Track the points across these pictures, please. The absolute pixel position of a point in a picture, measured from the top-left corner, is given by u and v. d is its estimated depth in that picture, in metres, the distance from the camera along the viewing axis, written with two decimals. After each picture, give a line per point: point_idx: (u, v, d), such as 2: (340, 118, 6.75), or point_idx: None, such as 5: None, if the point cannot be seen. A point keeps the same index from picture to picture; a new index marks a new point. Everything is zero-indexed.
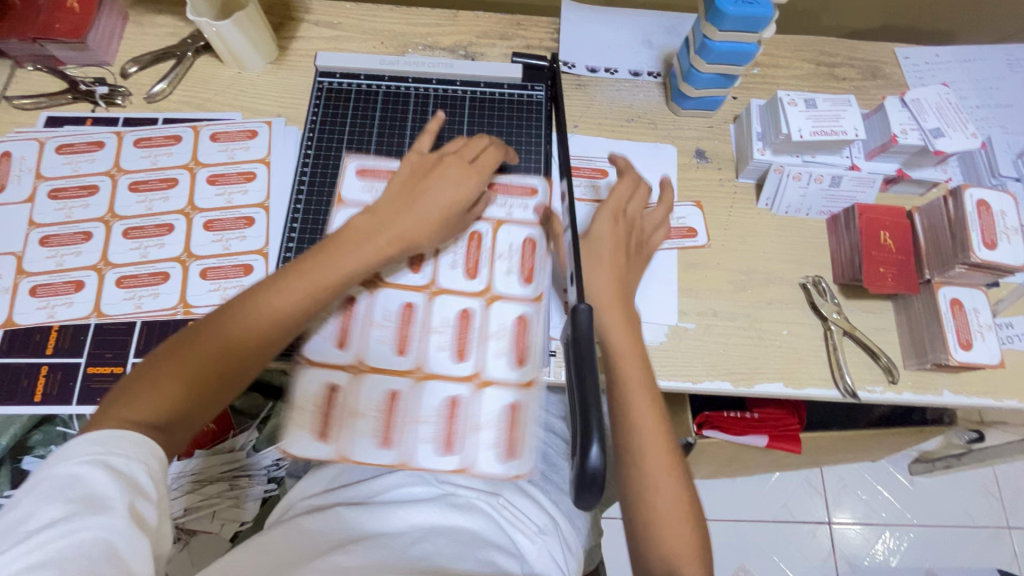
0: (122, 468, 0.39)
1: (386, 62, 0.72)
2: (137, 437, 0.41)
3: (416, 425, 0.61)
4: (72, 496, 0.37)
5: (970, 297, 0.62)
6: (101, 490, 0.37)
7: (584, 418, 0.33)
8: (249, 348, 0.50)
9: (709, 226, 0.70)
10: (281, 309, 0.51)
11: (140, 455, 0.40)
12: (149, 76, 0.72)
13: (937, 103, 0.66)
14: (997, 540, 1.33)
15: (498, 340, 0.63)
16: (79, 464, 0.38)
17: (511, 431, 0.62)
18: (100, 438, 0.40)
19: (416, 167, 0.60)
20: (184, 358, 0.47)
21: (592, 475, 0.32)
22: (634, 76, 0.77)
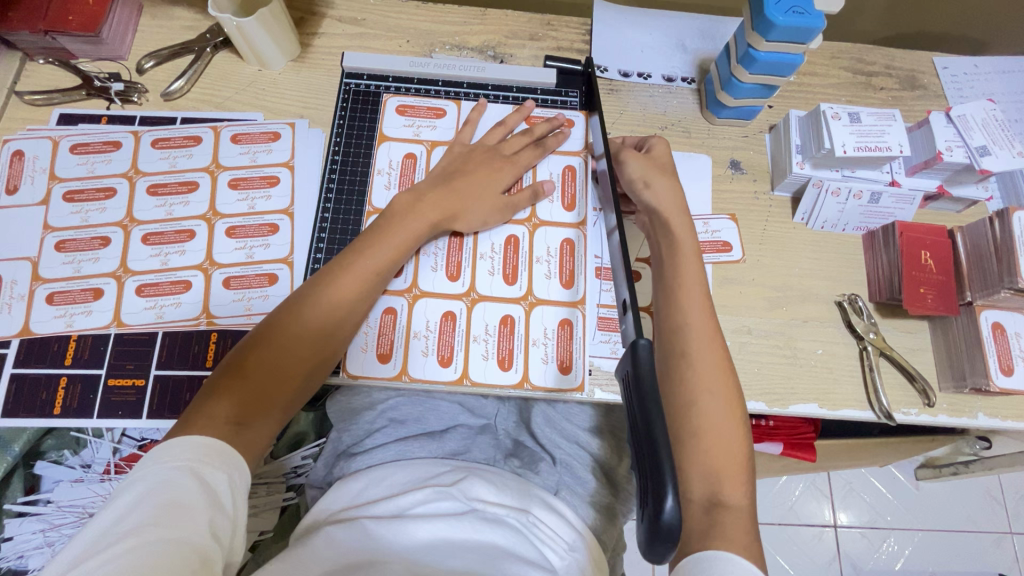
0: (210, 476, 0.44)
1: (415, 63, 0.70)
2: (213, 446, 0.45)
3: (413, 338, 0.62)
4: (164, 500, 0.41)
5: (1012, 321, 0.61)
6: (188, 497, 0.41)
7: (655, 464, 0.32)
8: (293, 363, 0.53)
9: (744, 240, 0.68)
10: (337, 304, 0.55)
11: (222, 465, 0.45)
12: (166, 72, 0.69)
13: (983, 119, 0.65)
14: (999, 546, 1.34)
15: (494, 265, 0.64)
16: (174, 467, 0.43)
17: (506, 343, 0.62)
18: (183, 447, 0.45)
19: (458, 155, 0.66)
20: (253, 357, 0.52)
21: (665, 527, 0.31)
22: (668, 82, 0.74)
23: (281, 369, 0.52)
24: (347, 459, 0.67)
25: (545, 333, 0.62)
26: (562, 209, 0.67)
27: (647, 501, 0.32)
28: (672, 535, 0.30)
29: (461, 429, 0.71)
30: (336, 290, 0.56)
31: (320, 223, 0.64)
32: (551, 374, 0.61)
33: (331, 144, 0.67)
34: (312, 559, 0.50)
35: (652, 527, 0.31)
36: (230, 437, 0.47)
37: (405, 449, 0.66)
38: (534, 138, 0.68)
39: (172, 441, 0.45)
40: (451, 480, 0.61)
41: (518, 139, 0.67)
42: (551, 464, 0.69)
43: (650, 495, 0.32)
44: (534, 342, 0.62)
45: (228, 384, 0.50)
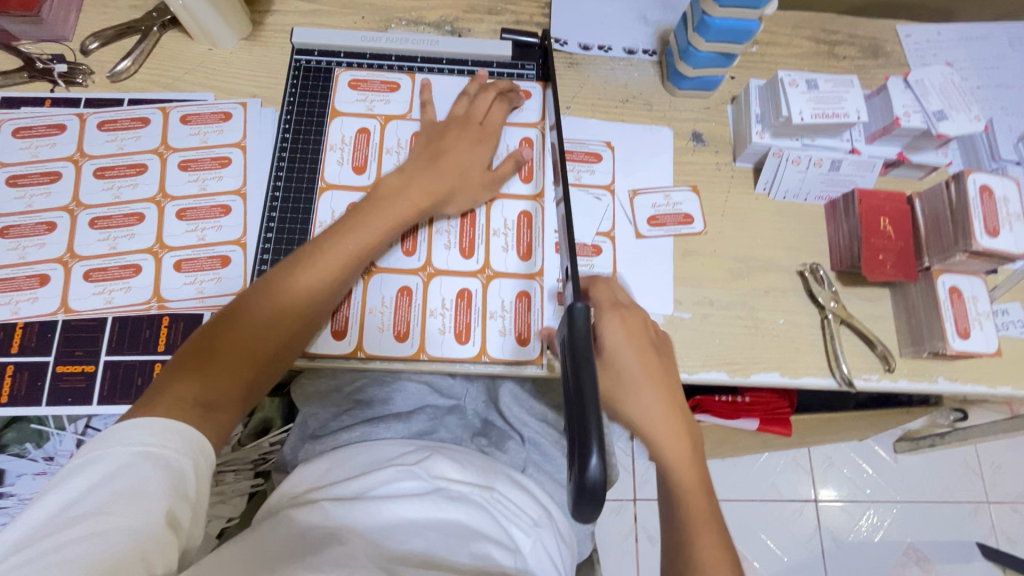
0: (171, 461, 0.42)
1: (367, 38, 0.69)
2: (178, 429, 0.43)
3: (368, 317, 0.61)
4: (121, 486, 0.39)
5: (969, 285, 0.61)
6: (145, 485, 0.40)
7: (584, 426, 0.32)
8: (267, 345, 0.52)
9: (706, 212, 0.68)
10: (310, 286, 0.54)
11: (187, 452, 0.43)
12: (112, 53, 0.67)
13: (940, 83, 0.64)
14: (976, 515, 1.36)
15: (451, 239, 0.63)
16: (130, 451, 0.41)
17: (464, 320, 0.61)
18: (143, 427, 0.42)
19: (432, 132, 0.64)
20: (219, 339, 0.50)
21: (589, 487, 0.31)
22: (629, 54, 0.73)
23: (253, 352, 0.51)
24: (313, 443, 0.66)
25: (503, 305, 0.62)
26: (518, 182, 0.66)
27: (575, 459, 0.32)
28: (594, 493, 0.30)
29: (429, 410, 0.69)
30: (314, 272, 0.54)
31: (272, 202, 0.63)
32: (508, 346, 0.61)
33: (282, 121, 0.66)
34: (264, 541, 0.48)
35: (577, 486, 0.31)
36: (202, 420, 0.46)
37: (370, 431, 0.65)
38: (498, 104, 0.67)
39: (135, 422, 0.43)
40: (416, 459, 0.59)
41: (484, 100, 0.66)
42: (518, 443, 0.68)
43: (576, 453, 0.32)
44: (491, 314, 0.61)
45: (199, 365, 0.48)
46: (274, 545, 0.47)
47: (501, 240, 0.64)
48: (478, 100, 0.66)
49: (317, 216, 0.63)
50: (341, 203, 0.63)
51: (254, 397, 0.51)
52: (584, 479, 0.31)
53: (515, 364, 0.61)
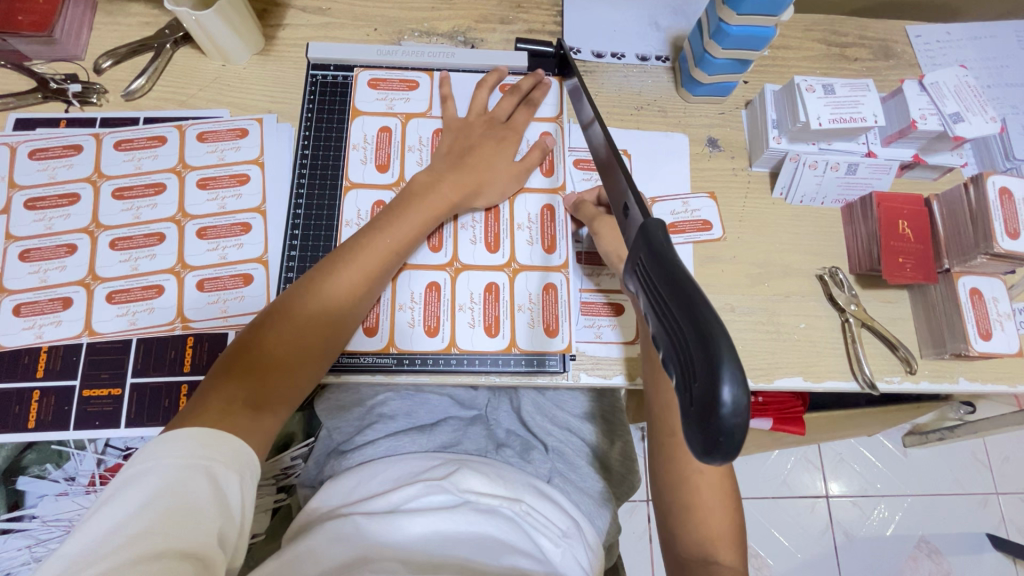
0: (219, 477, 0.42)
1: (382, 52, 0.68)
2: (226, 440, 0.44)
3: (397, 319, 0.60)
4: (174, 501, 0.40)
5: (989, 286, 0.62)
6: (199, 501, 0.41)
7: (702, 357, 0.25)
8: (307, 346, 0.52)
9: (724, 218, 0.68)
10: (349, 289, 0.54)
11: (236, 467, 0.44)
12: (125, 71, 0.67)
13: (955, 86, 0.65)
14: (985, 507, 1.37)
15: (476, 234, 0.64)
16: (182, 465, 0.42)
17: (492, 312, 0.61)
18: (189, 437, 0.43)
19: (456, 132, 0.65)
20: (265, 341, 0.51)
21: (725, 421, 0.24)
22: (643, 61, 0.73)
23: (295, 351, 0.52)
24: (339, 458, 0.66)
25: (530, 298, 0.62)
26: (541, 176, 0.66)
27: (696, 384, 0.26)
28: (736, 437, 0.24)
29: (453, 421, 0.69)
30: (349, 271, 0.55)
31: (294, 217, 0.63)
32: (538, 338, 0.61)
33: (302, 120, 0.66)
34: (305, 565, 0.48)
35: (703, 414, 0.25)
36: (244, 421, 0.47)
37: (395, 444, 0.65)
38: (520, 98, 0.68)
39: (181, 433, 0.44)
40: (443, 473, 0.58)
41: (507, 100, 0.67)
42: (542, 452, 0.68)
43: (699, 380, 0.25)
44: (519, 307, 0.62)
45: (242, 368, 0.49)
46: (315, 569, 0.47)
47: (527, 234, 0.64)
48: (501, 101, 0.67)
49: (343, 214, 0.63)
50: (367, 201, 0.63)
51: (295, 398, 0.52)
52: (718, 413, 0.24)
53: (542, 357, 0.60)
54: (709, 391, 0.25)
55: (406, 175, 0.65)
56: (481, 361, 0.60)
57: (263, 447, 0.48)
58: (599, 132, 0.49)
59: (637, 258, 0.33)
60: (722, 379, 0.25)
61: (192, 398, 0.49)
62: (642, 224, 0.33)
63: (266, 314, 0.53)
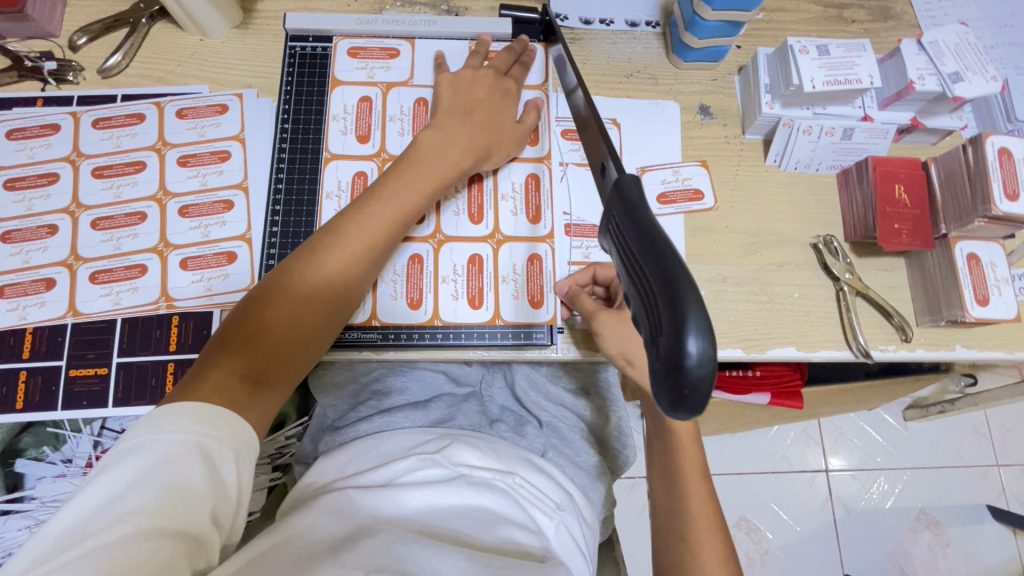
0: (214, 457, 0.42)
1: (362, 21, 0.66)
2: (223, 417, 0.43)
3: (380, 292, 0.59)
4: (168, 481, 0.40)
5: (987, 251, 0.60)
6: (193, 481, 0.40)
7: (669, 311, 0.25)
8: (311, 320, 0.51)
9: (716, 187, 0.67)
10: (352, 262, 0.53)
11: (231, 445, 0.43)
12: (101, 48, 0.65)
13: (955, 44, 0.62)
14: (986, 479, 1.37)
15: (459, 206, 0.62)
16: (180, 444, 0.41)
17: (475, 285, 0.60)
18: (185, 413, 0.43)
19: (456, 87, 0.62)
20: (266, 318, 0.50)
21: (690, 376, 0.24)
22: (632, 26, 0.71)
23: (295, 325, 0.50)
24: (333, 435, 0.66)
25: (515, 270, 0.61)
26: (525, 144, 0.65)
27: (663, 337, 0.25)
28: (700, 389, 0.23)
29: (446, 397, 0.69)
30: (347, 243, 0.53)
31: (274, 194, 0.62)
32: (522, 310, 0.60)
33: (281, 92, 0.65)
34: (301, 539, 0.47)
35: (670, 369, 0.24)
36: (243, 399, 0.46)
37: (388, 420, 0.64)
38: (515, 58, 0.66)
39: (178, 410, 0.43)
40: (437, 447, 0.58)
41: (502, 56, 0.64)
42: (537, 427, 0.68)
43: (667, 334, 0.25)
44: (504, 279, 0.61)
45: (242, 344, 0.48)
46: (313, 541, 0.46)
47: (511, 203, 0.63)
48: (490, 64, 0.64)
49: (324, 187, 0.62)
50: (347, 172, 0.62)
51: (298, 372, 0.51)
52: (683, 365, 0.24)
53: (527, 328, 0.60)
54: (674, 346, 0.24)
55: (387, 146, 0.64)
56: (466, 334, 0.59)
57: (264, 423, 0.48)
58: (582, 98, 0.47)
59: (610, 216, 0.32)
60: (687, 333, 0.24)
61: (186, 374, 0.48)
62: (617, 181, 0.33)
63: (263, 288, 0.51)
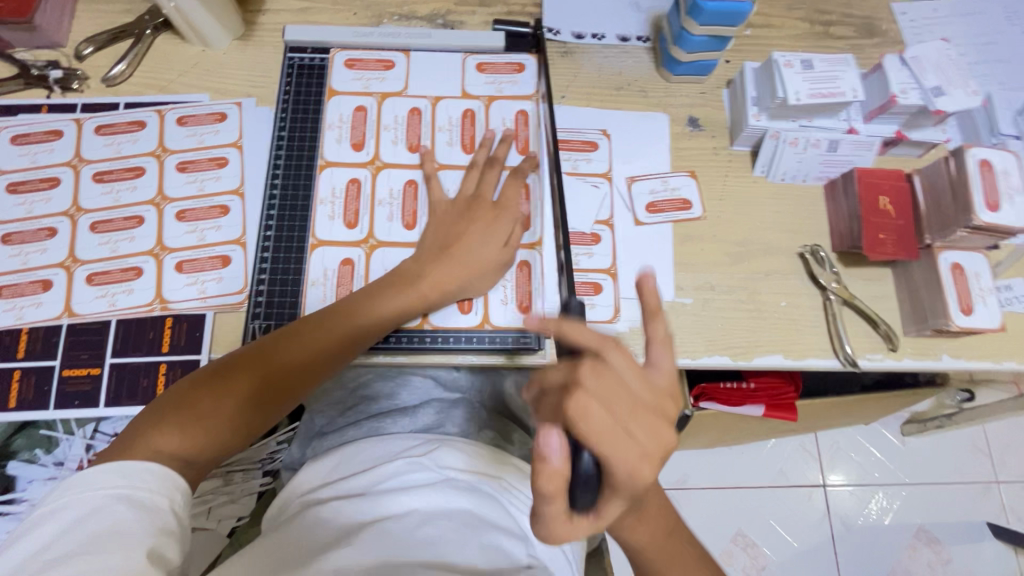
0: (144, 501, 0.42)
1: (359, 34, 0.68)
2: (158, 471, 0.44)
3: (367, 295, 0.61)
4: (97, 527, 0.40)
5: (971, 262, 0.61)
6: (122, 524, 0.41)
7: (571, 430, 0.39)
8: (252, 411, 0.51)
9: (705, 197, 0.68)
10: (300, 362, 0.53)
11: (166, 492, 0.44)
12: (106, 57, 0.68)
13: (937, 59, 0.64)
14: (986, 496, 1.36)
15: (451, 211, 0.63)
16: (103, 495, 0.42)
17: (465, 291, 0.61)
18: (126, 470, 0.43)
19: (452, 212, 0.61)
20: (213, 396, 0.50)
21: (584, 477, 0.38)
22: (623, 41, 0.73)
23: (240, 409, 0.50)
24: (322, 440, 0.67)
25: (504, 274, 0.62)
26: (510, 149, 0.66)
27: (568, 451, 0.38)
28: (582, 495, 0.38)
29: (435, 403, 0.68)
30: (318, 340, 0.54)
31: (270, 199, 0.63)
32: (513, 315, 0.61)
33: (279, 102, 0.67)
34: (295, 540, 0.48)
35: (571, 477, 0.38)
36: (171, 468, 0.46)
37: (378, 426, 0.65)
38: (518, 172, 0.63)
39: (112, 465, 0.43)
40: (424, 451, 0.58)
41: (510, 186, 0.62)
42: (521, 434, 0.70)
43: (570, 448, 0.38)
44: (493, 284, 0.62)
45: (178, 417, 0.48)
46: (307, 544, 0.48)
47: None
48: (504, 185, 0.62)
49: (318, 192, 0.63)
50: (341, 179, 0.64)
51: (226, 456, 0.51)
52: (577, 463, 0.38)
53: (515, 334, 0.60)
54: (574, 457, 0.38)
55: (380, 154, 0.65)
56: (455, 339, 0.60)
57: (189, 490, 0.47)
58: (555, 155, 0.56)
59: None
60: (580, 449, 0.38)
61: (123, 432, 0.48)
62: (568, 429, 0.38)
63: (212, 367, 0.52)
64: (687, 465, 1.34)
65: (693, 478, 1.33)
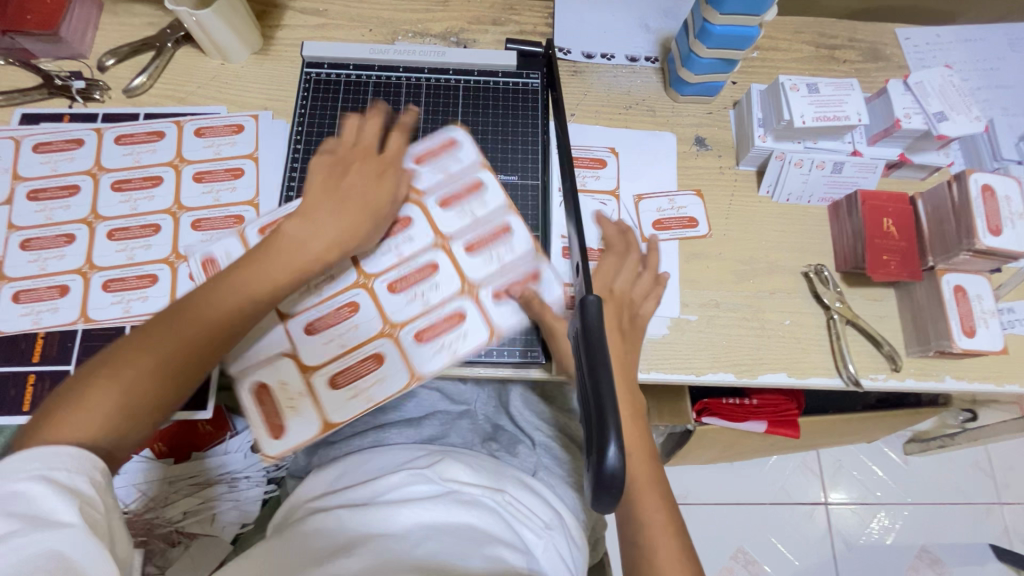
0: (64, 480, 0.38)
1: (375, 51, 0.70)
2: (78, 452, 0.40)
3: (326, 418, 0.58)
4: (17, 510, 0.35)
5: (973, 284, 0.62)
6: (48, 505, 0.36)
7: (601, 416, 0.32)
8: (164, 382, 0.47)
9: (711, 215, 0.69)
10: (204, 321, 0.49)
11: (82, 469, 0.40)
12: (128, 69, 0.69)
13: (940, 85, 0.65)
14: (989, 517, 1.35)
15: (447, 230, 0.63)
16: (20, 480, 0.37)
17: (445, 332, 0.59)
18: (42, 455, 0.39)
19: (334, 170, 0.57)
20: (118, 371, 0.46)
21: (609, 479, 0.31)
22: (632, 61, 0.74)
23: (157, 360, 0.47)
24: (328, 449, 0.67)
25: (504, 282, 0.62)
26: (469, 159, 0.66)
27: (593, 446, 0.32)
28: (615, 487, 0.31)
29: (441, 415, 0.70)
30: (224, 296, 0.51)
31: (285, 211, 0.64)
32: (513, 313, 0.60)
33: (295, 116, 0.68)
34: (292, 549, 0.48)
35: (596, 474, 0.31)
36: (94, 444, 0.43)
37: (383, 436, 0.66)
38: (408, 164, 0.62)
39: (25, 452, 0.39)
40: (427, 463, 0.59)
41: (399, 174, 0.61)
42: (529, 446, 0.68)
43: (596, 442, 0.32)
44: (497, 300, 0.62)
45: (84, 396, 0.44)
46: (304, 554, 0.48)
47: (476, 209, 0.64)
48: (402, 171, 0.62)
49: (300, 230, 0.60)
50: None
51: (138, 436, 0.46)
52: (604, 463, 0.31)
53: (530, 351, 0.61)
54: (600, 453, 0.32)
55: None
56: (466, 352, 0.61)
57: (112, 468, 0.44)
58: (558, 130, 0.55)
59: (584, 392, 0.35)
60: (610, 442, 0.32)
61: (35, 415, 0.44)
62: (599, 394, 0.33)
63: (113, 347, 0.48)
64: (689, 481, 1.33)
65: (694, 493, 1.33)
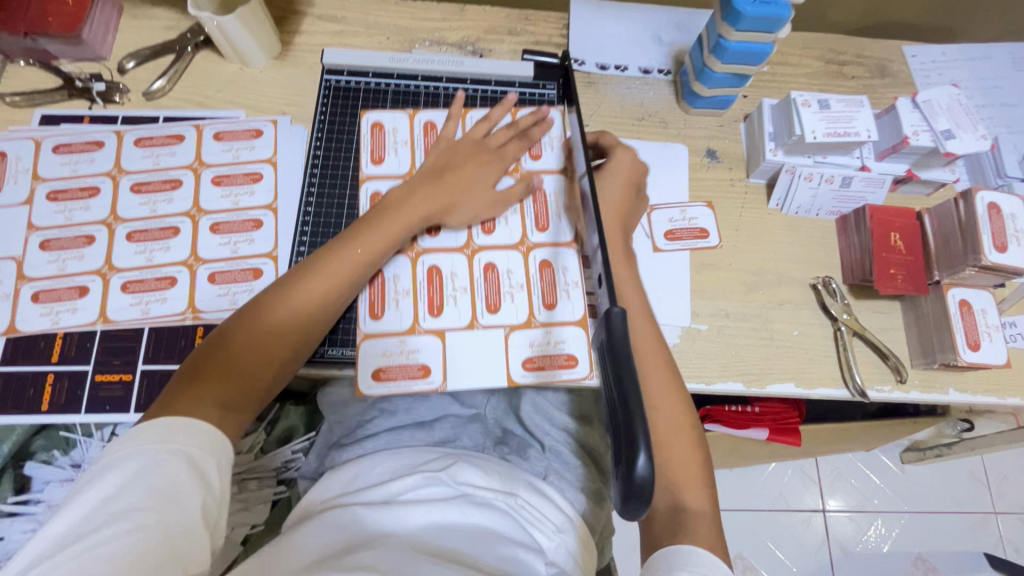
0: (198, 463, 0.43)
1: (394, 59, 0.71)
2: (206, 431, 0.45)
3: (431, 339, 0.62)
4: (157, 482, 0.41)
5: (978, 298, 0.63)
6: (181, 485, 0.41)
7: (628, 427, 0.33)
8: (279, 353, 0.53)
9: (721, 227, 0.70)
10: (309, 297, 0.55)
11: (212, 451, 0.45)
12: (147, 72, 0.70)
13: (947, 104, 0.67)
14: (984, 526, 1.37)
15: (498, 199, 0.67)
16: (166, 450, 0.43)
17: (497, 283, 0.64)
18: (182, 428, 0.44)
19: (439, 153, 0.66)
20: (236, 347, 0.51)
21: (637, 486, 0.31)
22: (645, 73, 0.76)
23: (257, 366, 0.51)
24: (340, 451, 0.67)
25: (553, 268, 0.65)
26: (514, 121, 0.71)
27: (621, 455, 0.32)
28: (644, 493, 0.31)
29: (451, 418, 0.70)
30: (327, 273, 0.56)
31: (304, 218, 0.65)
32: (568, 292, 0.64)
33: (314, 124, 0.69)
34: (303, 548, 0.48)
35: (625, 482, 0.32)
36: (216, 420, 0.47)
37: (395, 439, 0.66)
38: (518, 132, 0.69)
39: (161, 428, 0.44)
40: (440, 466, 0.59)
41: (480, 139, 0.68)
42: (539, 451, 0.67)
43: (624, 451, 0.32)
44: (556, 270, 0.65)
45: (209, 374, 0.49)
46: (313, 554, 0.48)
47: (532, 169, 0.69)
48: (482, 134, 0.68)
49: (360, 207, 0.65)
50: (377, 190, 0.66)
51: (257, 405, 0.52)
52: (632, 471, 0.31)
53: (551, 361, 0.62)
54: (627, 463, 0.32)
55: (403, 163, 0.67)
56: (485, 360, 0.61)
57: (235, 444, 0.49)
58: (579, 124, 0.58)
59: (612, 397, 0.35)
60: (638, 451, 0.32)
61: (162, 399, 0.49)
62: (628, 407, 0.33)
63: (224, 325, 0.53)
64: None
65: None
